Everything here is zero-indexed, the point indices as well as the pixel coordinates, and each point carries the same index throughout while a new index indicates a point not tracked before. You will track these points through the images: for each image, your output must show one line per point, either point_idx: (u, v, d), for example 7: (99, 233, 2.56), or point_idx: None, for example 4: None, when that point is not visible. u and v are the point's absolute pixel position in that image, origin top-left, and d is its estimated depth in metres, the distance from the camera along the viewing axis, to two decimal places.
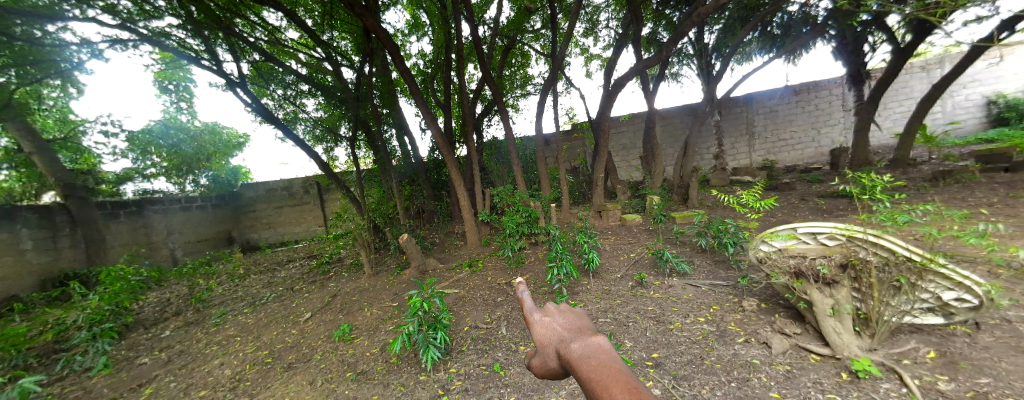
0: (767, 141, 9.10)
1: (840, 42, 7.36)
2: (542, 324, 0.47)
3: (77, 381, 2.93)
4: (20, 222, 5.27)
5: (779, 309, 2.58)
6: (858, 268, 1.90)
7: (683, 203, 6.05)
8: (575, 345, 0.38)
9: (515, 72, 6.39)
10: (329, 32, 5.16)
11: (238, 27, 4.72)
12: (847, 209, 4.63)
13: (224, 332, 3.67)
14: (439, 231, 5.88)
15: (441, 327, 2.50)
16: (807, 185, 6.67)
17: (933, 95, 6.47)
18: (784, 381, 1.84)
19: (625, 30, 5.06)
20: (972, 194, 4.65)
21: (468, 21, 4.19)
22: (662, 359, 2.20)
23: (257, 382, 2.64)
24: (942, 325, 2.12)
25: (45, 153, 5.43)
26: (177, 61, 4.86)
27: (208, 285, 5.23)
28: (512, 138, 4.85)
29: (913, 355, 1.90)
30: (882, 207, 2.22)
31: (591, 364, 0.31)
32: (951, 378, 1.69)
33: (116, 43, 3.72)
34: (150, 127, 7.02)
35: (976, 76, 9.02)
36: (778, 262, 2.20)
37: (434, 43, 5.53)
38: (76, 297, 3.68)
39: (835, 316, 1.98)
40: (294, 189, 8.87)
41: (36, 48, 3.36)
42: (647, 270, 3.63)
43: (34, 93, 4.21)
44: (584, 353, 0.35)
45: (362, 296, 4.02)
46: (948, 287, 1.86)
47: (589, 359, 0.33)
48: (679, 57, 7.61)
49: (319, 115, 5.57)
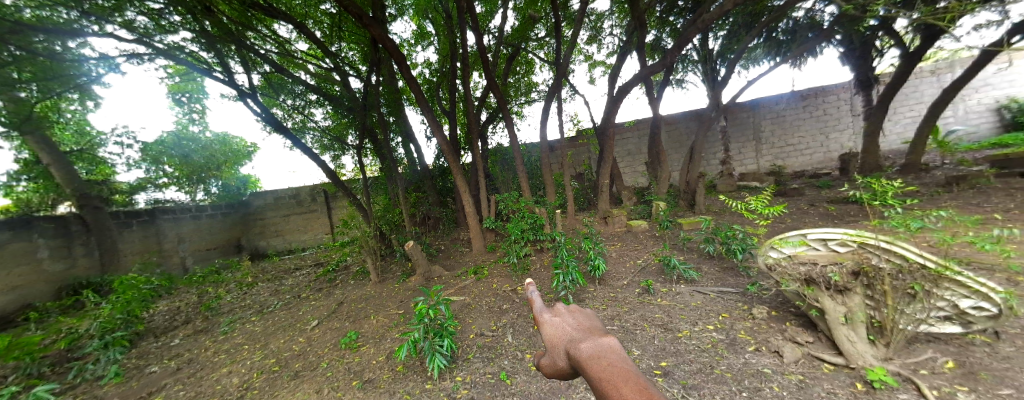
0: (774, 145, 9.03)
1: (846, 47, 7.32)
2: (552, 324, 0.51)
3: (89, 390, 2.95)
4: (38, 231, 5.40)
5: (790, 317, 2.55)
6: (870, 276, 1.87)
7: (690, 209, 6.00)
8: (584, 344, 0.41)
9: (519, 79, 6.44)
10: (338, 43, 5.23)
11: (250, 40, 4.82)
12: (857, 214, 4.58)
13: (232, 340, 3.69)
14: (445, 238, 5.92)
15: (447, 335, 2.52)
16: (816, 190, 6.60)
17: (943, 98, 6.40)
18: (797, 390, 1.80)
19: (630, 38, 5.09)
20: (987, 200, 4.56)
21: (474, 31, 4.25)
22: (671, 368, 2.17)
23: (264, 390, 2.64)
24: (960, 334, 2.08)
25: (62, 165, 5.57)
26: (190, 74, 4.97)
27: (217, 293, 5.29)
28: (517, 144, 4.83)
29: (930, 365, 1.85)
30: (894, 213, 2.20)
31: (599, 363, 0.34)
32: (971, 389, 1.64)
33: (133, 57, 3.82)
34: (164, 138, 6.99)
35: (988, 81, 8.91)
36: (788, 269, 2.12)
37: (440, 52, 5.61)
38: (90, 305, 3.75)
39: (848, 324, 1.95)
40: (302, 197, 9.00)
41: (56, 63, 3.49)
42: (654, 276, 3.59)
43: (53, 106, 4.36)
44: (594, 352, 0.38)
45: (369, 303, 4.05)
46: (965, 295, 1.82)
47: (599, 358, 0.35)
48: (684, 63, 7.63)
49: (327, 124, 5.58)
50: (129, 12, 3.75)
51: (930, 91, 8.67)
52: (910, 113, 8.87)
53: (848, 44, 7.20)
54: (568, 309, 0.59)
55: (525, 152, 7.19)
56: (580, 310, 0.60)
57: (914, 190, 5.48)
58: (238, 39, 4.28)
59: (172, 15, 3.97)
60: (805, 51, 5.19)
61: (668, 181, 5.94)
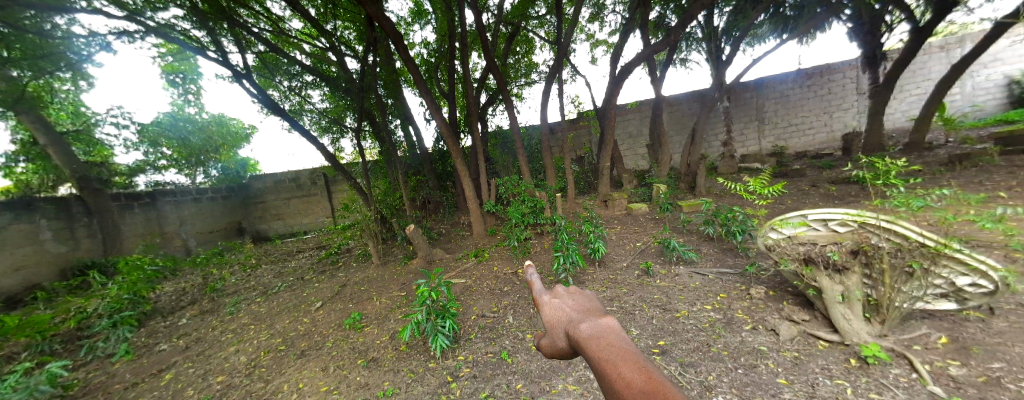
0: (776, 127, 8.91)
1: (855, 22, 7.11)
2: (553, 307, 0.58)
3: (101, 367, 3.03)
4: (40, 215, 5.43)
5: (787, 296, 2.58)
6: (869, 254, 1.89)
7: (690, 191, 6.00)
8: (583, 325, 0.48)
9: (519, 59, 6.31)
10: (333, 22, 5.11)
11: (243, 19, 4.70)
12: (858, 194, 4.56)
13: (239, 320, 3.76)
14: (446, 222, 5.95)
15: (449, 316, 2.57)
16: (818, 171, 6.55)
17: (952, 78, 6.27)
18: (792, 367, 1.84)
19: (632, 15, 4.95)
20: (990, 179, 4.53)
21: (472, 8, 4.10)
22: (668, 346, 2.20)
23: (272, 367, 2.72)
24: (955, 310, 2.10)
25: (60, 146, 5.46)
26: (184, 53, 4.85)
27: (221, 275, 5.36)
28: (517, 126, 4.75)
29: (924, 341, 1.88)
30: (896, 193, 2.17)
31: (600, 343, 0.40)
32: (963, 363, 1.67)
33: (124, 35, 3.72)
34: (159, 118, 6.89)
35: (999, 55, 8.70)
36: (788, 249, 2.18)
37: (437, 31, 5.45)
38: (97, 286, 3.80)
39: (845, 303, 1.97)
40: (302, 181, 8.98)
41: (45, 41, 3.41)
42: (653, 258, 3.63)
43: (46, 87, 4.30)
44: (593, 332, 0.45)
45: (371, 285, 4.11)
46: (963, 273, 1.83)
47: (598, 338, 0.42)
48: (688, 42, 7.44)
49: (325, 106, 5.52)
50: None
51: (938, 67, 8.47)
52: (918, 90, 8.72)
53: (857, 20, 6.99)
54: (567, 290, 0.66)
55: (525, 135, 7.13)
56: (580, 291, 0.66)
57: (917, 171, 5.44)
58: (231, 16, 4.17)
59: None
60: (813, 26, 5.05)
61: (669, 164, 5.90)
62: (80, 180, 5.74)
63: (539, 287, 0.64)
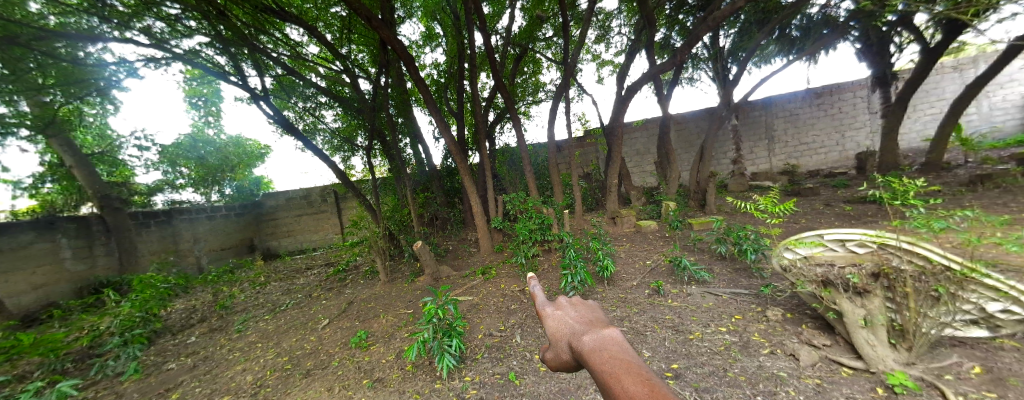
0: (787, 145, 8.87)
1: (863, 43, 7.14)
2: (557, 318, 0.58)
3: (109, 386, 3.03)
4: (61, 232, 5.57)
5: (806, 319, 2.48)
6: (891, 277, 1.78)
7: (700, 209, 5.94)
8: (586, 337, 0.48)
9: (527, 79, 6.47)
10: (348, 46, 5.32)
11: (263, 44, 4.93)
12: (875, 215, 4.47)
13: (247, 338, 3.76)
14: (453, 238, 5.98)
15: (455, 335, 2.52)
16: (832, 190, 6.44)
17: (966, 94, 6.19)
18: (815, 394, 1.75)
19: (638, 37, 5.06)
20: (1014, 200, 4.40)
21: (482, 31, 4.20)
22: (682, 370, 2.12)
23: (277, 388, 2.67)
24: (987, 338, 2.00)
25: (83, 166, 5.80)
26: (206, 76, 5.08)
27: (230, 292, 5.38)
28: (524, 145, 4.78)
29: (956, 370, 1.78)
30: (917, 214, 2.12)
31: (603, 356, 0.39)
32: (1000, 396, 1.56)
33: (151, 62, 3.91)
34: (179, 140, 7.19)
35: (1014, 76, 8.64)
36: (804, 271, 2.11)
37: (447, 54, 5.64)
38: (110, 303, 3.83)
39: (867, 327, 1.88)
40: (313, 198, 9.09)
41: (80, 68, 3.65)
42: (665, 277, 3.55)
43: (76, 110, 4.53)
44: (595, 344, 0.44)
45: (378, 302, 4.09)
46: (992, 297, 1.76)
47: (601, 350, 0.42)
48: (694, 62, 7.55)
49: (337, 126, 5.70)
50: (148, 18, 3.87)
51: (951, 87, 8.43)
52: (931, 109, 8.64)
53: (864, 40, 7.03)
54: (570, 301, 0.67)
55: (532, 152, 7.23)
56: (583, 302, 0.67)
57: (936, 190, 5.31)
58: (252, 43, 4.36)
59: (189, 20, 4.08)
60: (821, 47, 5.08)
61: (678, 181, 5.88)
62: (101, 198, 5.93)
63: (542, 299, 0.65)
